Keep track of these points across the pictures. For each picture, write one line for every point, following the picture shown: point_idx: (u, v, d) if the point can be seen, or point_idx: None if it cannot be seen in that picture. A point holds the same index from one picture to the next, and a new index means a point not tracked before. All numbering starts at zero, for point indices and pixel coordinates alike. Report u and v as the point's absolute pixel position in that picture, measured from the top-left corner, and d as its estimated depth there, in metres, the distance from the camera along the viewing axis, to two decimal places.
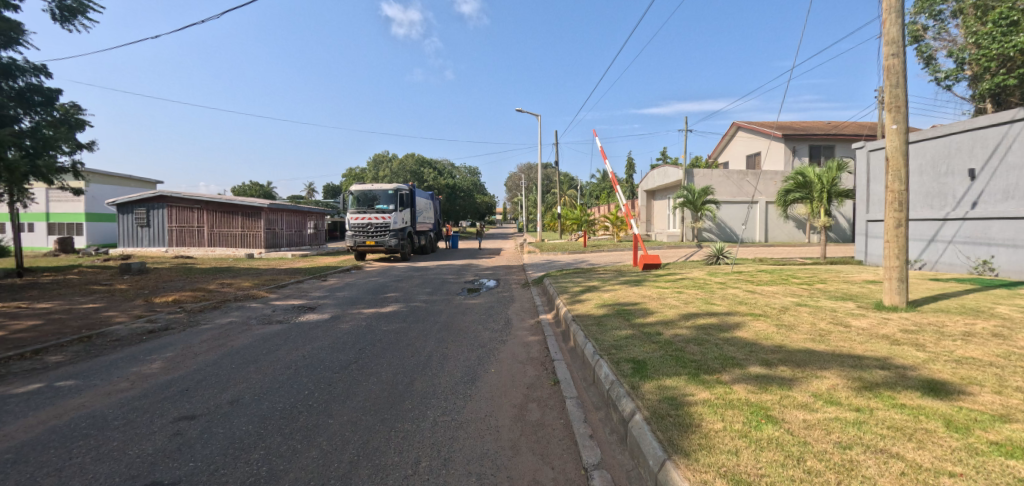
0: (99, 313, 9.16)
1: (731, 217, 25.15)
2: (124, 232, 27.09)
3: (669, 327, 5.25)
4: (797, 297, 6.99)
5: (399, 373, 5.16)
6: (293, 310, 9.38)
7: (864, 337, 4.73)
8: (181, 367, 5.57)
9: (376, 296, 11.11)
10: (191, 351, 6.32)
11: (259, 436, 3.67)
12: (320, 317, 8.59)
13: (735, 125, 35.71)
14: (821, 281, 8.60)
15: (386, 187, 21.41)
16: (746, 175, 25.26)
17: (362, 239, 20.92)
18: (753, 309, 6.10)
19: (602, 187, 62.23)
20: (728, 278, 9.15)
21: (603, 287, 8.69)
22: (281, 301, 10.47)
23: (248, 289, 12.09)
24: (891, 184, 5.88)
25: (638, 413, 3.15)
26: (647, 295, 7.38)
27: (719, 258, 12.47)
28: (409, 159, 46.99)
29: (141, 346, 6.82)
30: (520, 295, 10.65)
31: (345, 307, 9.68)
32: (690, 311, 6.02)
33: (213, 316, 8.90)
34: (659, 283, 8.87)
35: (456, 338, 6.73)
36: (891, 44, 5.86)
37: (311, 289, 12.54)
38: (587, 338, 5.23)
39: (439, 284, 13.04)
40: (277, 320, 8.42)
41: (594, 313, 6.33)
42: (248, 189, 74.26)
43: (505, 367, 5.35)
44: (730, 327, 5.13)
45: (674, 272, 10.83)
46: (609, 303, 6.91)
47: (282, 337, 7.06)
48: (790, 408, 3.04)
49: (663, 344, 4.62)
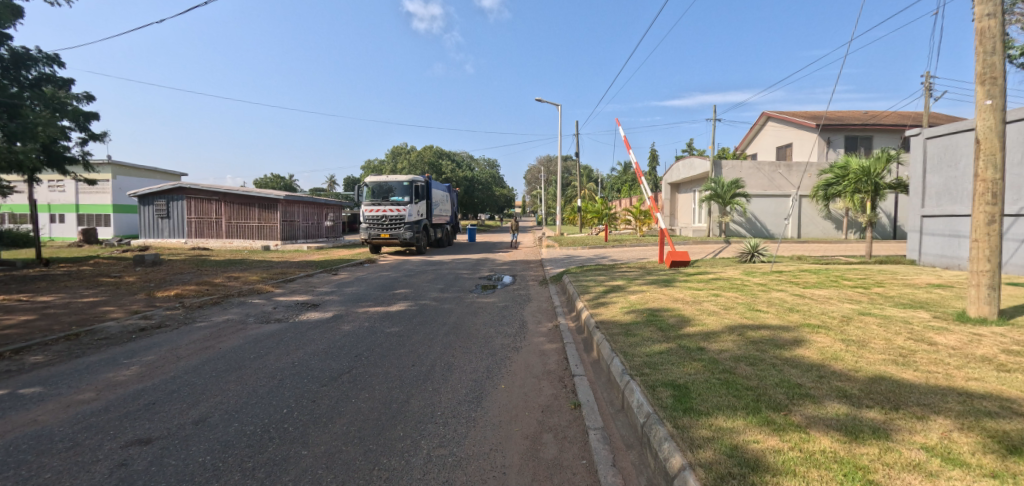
0: (97, 308, 8.78)
1: (762, 211, 23.81)
2: (145, 223, 27.25)
3: (712, 340, 4.44)
4: (857, 303, 6.05)
5: (395, 388, 4.49)
6: (295, 308, 8.81)
7: (959, 360, 3.83)
8: (156, 375, 5.02)
9: (385, 292, 10.52)
10: (174, 355, 5.77)
11: (215, 472, 3.02)
12: (322, 316, 8.01)
13: (765, 114, 34.02)
14: (878, 284, 7.60)
15: (401, 178, 20.85)
16: (779, 167, 23.80)
17: (376, 232, 20.45)
18: (809, 318, 5.23)
19: (623, 179, 60.76)
20: (768, 279, 8.22)
21: (629, 288, 7.86)
22: (286, 298, 9.98)
23: (254, 283, 11.66)
24: (981, 172, 4.93)
25: (689, 469, 2.38)
26: (680, 298, 6.55)
27: (754, 256, 11.49)
28: (427, 151, 46.51)
29: (126, 347, 6.32)
30: (538, 294, 9.90)
31: (350, 305, 9.08)
32: (734, 319, 5.17)
33: (211, 312, 8.41)
34: (690, 284, 8.00)
35: (464, 344, 6.03)
36: (986, 2, 4.89)
37: (319, 284, 12.06)
38: (614, 351, 4.46)
39: (452, 280, 12.40)
40: (275, 319, 7.85)
41: (621, 320, 5.53)
42: (270, 182, 75.22)
43: (518, 381, 4.65)
44: (787, 343, 4.31)
45: (705, 270, 9.94)
46: (637, 307, 6.12)
47: (276, 339, 6.48)
48: (900, 471, 2.25)
49: (708, 364, 3.81)
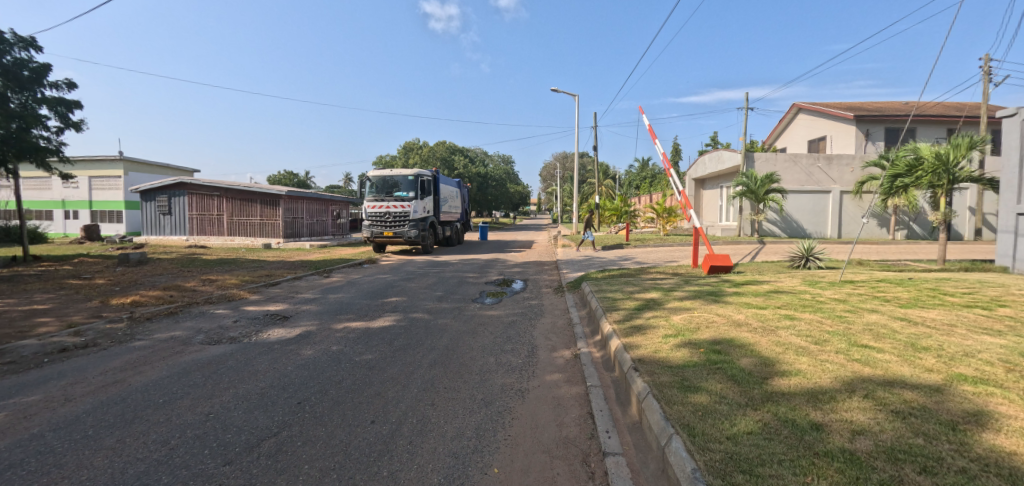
0: (30, 319, 7.41)
1: (799, 209, 21.77)
2: (146, 220, 26.37)
3: (830, 410, 2.80)
4: (1001, 337, 4.29)
5: (330, 472, 2.93)
6: (259, 321, 7.32)
7: None
8: (10, 434, 3.56)
9: (374, 302, 8.97)
10: (62, 398, 4.29)
11: None
12: (286, 334, 6.49)
13: (797, 105, 31.73)
14: (998, 304, 5.79)
15: (406, 172, 19.41)
16: (819, 160, 21.60)
17: (379, 229, 19.05)
18: (960, 367, 3.48)
19: (643, 175, 58.59)
20: (847, 295, 6.47)
21: (667, 303, 6.17)
22: (258, 307, 8.51)
23: (230, 287, 10.24)
24: None
25: None
26: (744, 323, 4.85)
27: (808, 261, 9.72)
28: (439, 146, 45.02)
29: (17, 379, 4.89)
30: (553, 305, 8.27)
31: (327, 318, 7.56)
32: (846, 368, 3.45)
33: (158, 327, 6.95)
34: (747, 299, 6.27)
35: (451, 384, 4.46)
36: None
37: (304, 289, 10.60)
38: (672, 422, 2.83)
39: (454, 286, 10.83)
40: (228, 337, 6.37)
41: (670, 359, 3.87)
42: (283, 179, 74.89)
43: (519, 461, 3.05)
44: (957, 421, 2.65)
45: (756, 279, 8.17)
46: (688, 336, 4.45)
47: (210, 369, 4.98)
48: None
49: (852, 472, 2.17)
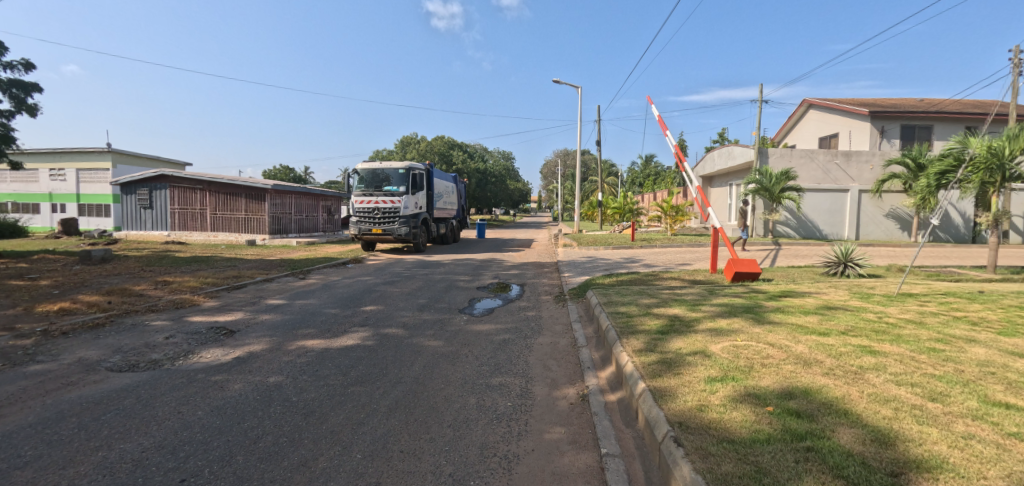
0: None
1: (816, 208, 20.46)
2: (126, 214, 25.08)
3: None
4: None
5: None
6: (198, 338, 6.02)
7: None
8: None
9: (344, 312, 7.66)
10: None
11: None
12: (222, 357, 5.19)
13: (808, 101, 30.35)
14: None
15: (397, 165, 18.11)
16: (837, 156, 20.30)
17: (368, 226, 17.78)
18: None
19: (647, 173, 57.23)
20: (921, 315, 5.15)
21: (697, 323, 4.88)
22: (206, 317, 7.21)
23: (184, 292, 8.93)
24: None
25: None
26: (811, 359, 3.58)
27: (846, 268, 8.48)
28: (437, 142, 43.74)
29: None
30: (553, 319, 6.99)
31: (283, 334, 6.27)
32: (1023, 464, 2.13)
33: (71, 346, 5.65)
34: (797, 319, 4.97)
35: (411, 444, 3.19)
36: None
37: (270, 294, 9.29)
38: None
39: (441, 291, 9.55)
40: (148, 361, 5.07)
41: (730, 429, 2.57)
42: (279, 174, 73.63)
43: None
44: None
45: (793, 290, 6.90)
46: (741, 382, 3.19)
47: (94, 414, 3.71)
48: None
49: None
